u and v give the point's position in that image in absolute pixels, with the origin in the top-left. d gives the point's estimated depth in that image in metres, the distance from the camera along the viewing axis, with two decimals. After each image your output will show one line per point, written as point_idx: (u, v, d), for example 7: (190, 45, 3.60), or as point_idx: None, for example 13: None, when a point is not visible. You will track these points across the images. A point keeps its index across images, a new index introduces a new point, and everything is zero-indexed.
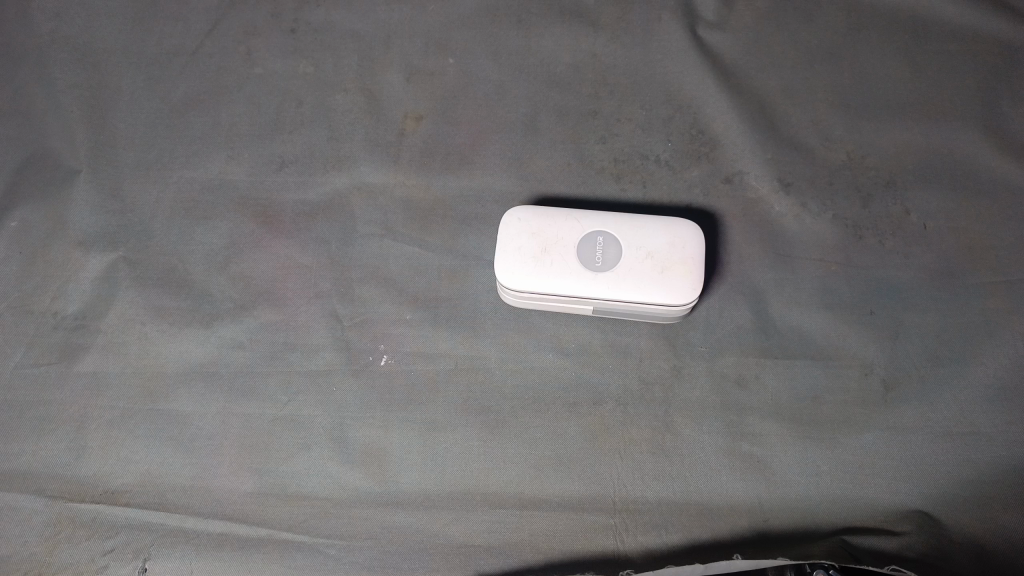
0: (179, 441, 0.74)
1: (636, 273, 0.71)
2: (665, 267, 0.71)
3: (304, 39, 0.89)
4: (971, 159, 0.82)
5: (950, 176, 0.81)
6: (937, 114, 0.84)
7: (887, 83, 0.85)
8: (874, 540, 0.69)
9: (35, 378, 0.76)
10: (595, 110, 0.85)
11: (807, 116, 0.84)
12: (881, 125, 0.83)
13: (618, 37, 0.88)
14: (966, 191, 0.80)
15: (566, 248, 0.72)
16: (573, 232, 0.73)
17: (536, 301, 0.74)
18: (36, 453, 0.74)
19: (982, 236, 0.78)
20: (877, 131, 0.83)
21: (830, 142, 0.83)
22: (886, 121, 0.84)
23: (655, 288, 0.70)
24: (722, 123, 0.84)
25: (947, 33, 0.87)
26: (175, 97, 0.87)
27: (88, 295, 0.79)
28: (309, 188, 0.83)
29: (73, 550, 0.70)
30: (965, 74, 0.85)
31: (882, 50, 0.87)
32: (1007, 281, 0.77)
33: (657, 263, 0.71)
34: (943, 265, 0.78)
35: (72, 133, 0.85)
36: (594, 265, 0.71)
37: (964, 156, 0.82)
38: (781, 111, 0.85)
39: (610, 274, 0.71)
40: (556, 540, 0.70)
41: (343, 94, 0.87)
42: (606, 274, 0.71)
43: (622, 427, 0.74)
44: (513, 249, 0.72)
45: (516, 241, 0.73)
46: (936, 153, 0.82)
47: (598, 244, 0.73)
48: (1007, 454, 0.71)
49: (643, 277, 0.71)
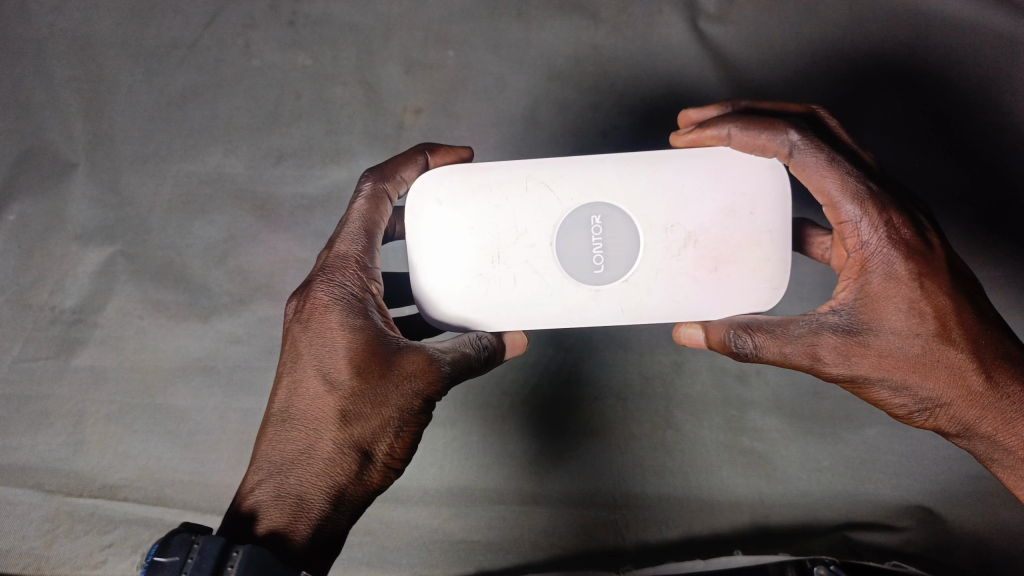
0: (177, 435, 0.77)
1: (670, 261, 0.56)
2: (728, 265, 0.56)
3: (303, 32, 0.84)
4: (985, 153, 0.80)
5: (964, 175, 0.79)
6: (954, 107, 0.81)
7: (913, 65, 0.82)
8: (874, 536, 0.70)
9: (34, 372, 0.78)
10: (594, 103, 0.83)
11: (834, 92, 0.82)
12: (904, 110, 0.81)
13: (617, 29, 0.84)
14: (978, 191, 0.79)
15: (527, 251, 0.57)
16: (553, 202, 0.56)
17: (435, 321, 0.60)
18: (36, 447, 0.76)
19: (985, 241, 0.78)
20: (907, 115, 0.81)
21: (856, 121, 0.81)
22: (888, 115, 0.81)
23: (706, 293, 0.56)
24: None
25: (948, 26, 0.82)
26: (174, 89, 0.83)
27: (88, 289, 0.80)
28: (308, 181, 0.82)
29: (72, 545, 0.73)
30: (969, 65, 0.81)
31: (883, 41, 0.83)
32: (1013, 279, 0.77)
33: (706, 253, 0.56)
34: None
35: (70, 125, 0.82)
36: (586, 268, 0.56)
37: (971, 154, 0.80)
38: (806, 84, 0.82)
39: (627, 295, 0.56)
40: (556, 535, 0.72)
41: (342, 85, 0.83)
42: (623, 305, 0.56)
43: (623, 422, 0.74)
44: (425, 215, 0.57)
45: (435, 195, 0.57)
46: (959, 147, 0.80)
47: (586, 250, 0.56)
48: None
49: (691, 276, 0.56)
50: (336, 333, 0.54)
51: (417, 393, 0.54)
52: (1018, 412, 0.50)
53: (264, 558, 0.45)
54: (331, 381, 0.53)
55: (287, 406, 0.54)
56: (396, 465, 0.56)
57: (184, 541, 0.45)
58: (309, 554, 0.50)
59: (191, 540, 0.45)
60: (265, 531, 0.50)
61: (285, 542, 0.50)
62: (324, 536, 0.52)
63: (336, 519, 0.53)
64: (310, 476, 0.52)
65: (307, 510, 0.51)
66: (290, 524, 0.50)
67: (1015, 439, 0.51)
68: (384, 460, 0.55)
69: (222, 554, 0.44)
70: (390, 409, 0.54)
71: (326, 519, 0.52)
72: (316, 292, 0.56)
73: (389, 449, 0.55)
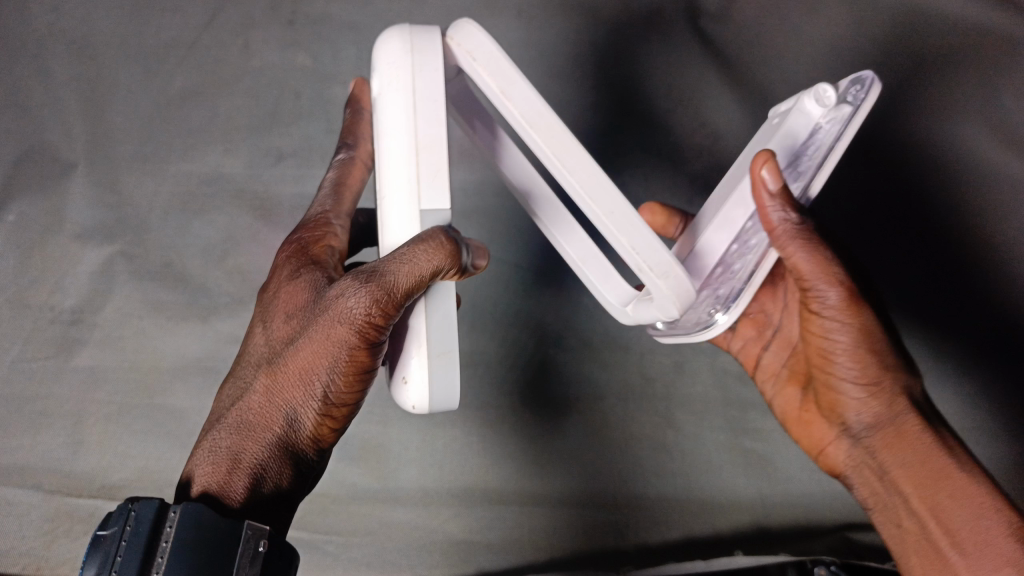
0: (177, 435, 0.77)
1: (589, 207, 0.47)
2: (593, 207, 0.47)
3: (303, 32, 0.83)
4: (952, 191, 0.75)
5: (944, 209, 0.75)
6: (931, 141, 0.76)
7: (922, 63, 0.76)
8: (874, 536, 0.71)
9: (33, 372, 0.78)
10: (594, 104, 0.81)
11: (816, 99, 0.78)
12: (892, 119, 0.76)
13: (615, 31, 0.81)
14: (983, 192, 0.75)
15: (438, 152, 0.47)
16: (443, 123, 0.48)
17: (825, 88, 0.53)
18: (33, 448, 0.76)
19: (959, 287, 0.75)
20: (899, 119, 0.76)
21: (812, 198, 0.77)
22: (882, 117, 0.76)
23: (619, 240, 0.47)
24: (708, 116, 0.81)
25: (947, 22, 0.76)
26: (173, 88, 0.82)
27: (87, 289, 0.80)
28: (308, 181, 0.82)
29: (72, 545, 0.74)
30: (964, 65, 0.76)
31: (877, 46, 0.77)
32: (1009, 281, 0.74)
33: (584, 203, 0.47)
34: (948, 265, 0.75)
35: (70, 125, 0.82)
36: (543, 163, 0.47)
37: (962, 166, 0.75)
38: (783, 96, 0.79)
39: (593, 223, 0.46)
40: (556, 536, 0.71)
41: (342, 85, 0.82)
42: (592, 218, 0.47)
43: (623, 423, 0.75)
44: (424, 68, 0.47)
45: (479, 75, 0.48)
46: (950, 150, 0.75)
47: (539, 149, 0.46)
48: (991, 450, 0.74)
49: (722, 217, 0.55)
50: (298, 283, 0.52)
51: (352, 317, 0.47)
52: (896, 407, 0.57)
53: (199, 516, 0.42)
54: (273, 335, 0.52)
55: (243, 369, 0.53)
56: (332, 424, 0.52)
57: (123, 510, 0.42)
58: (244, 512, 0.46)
59: (128, 507, 0.42)
60: (199, 492, 0.47)
61: (220, 496, 0.46)
62: (261, 495, 0.48)
63: (276, 472, 0.49)
64: (250, 430, 0.49)
65: (244, 462, 0.48)
66: (223, 483, 0.47)
67: (964, 509, 0.51)
68: (325, 402, 0.50)
69: (158, 518, 0.42)
70: (320, 353, 0.48)
71: (268, 473, 0.49)
72: (296, 240, 0.56)
73: (333, 389, 0.49)
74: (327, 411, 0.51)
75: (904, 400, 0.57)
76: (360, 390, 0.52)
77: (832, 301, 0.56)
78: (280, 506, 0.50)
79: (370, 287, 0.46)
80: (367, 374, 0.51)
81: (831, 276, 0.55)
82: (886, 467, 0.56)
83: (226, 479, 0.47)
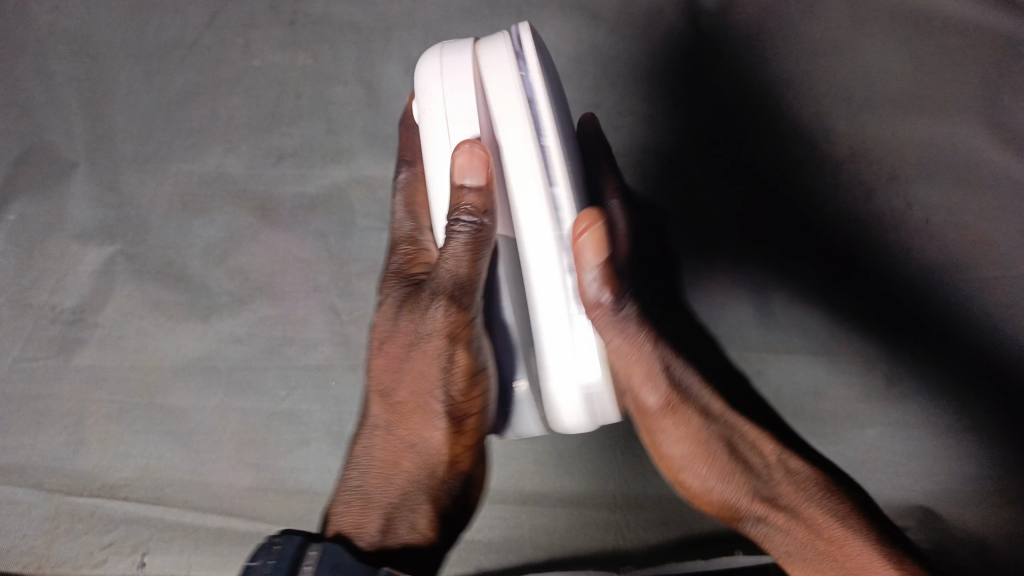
0: (177, 435, 0.77)
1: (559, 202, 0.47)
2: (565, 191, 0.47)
3: (303, 31, 0.83)
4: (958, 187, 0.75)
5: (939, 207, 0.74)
6: (930, 141, 0.76)
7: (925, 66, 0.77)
8: None
9: (34, 371, 0.78)
10: (596, 104, 0.80)
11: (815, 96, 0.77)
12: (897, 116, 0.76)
13: (615, 31, 0.81)
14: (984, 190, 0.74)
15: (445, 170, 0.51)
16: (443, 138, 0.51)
17: None
18: (34, 447, 0.76)
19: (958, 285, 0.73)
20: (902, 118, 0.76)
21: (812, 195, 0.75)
22: (885, 112, 0.76)
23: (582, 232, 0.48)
24: (709, 108, 0.78)
25: (950, 27, 0.77)
26: (174, 88, 0.82)
27: (88, 288, 0.80)
28: (308, 181, 0.81)
29: (72, 544, 0.74)
30: (964, 67, 0.76)
31: (884, 44, 0.77)
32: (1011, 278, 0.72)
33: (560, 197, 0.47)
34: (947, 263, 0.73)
35: (71, 125, 0.82)
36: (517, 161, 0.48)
37: (963, 164, 0.75)
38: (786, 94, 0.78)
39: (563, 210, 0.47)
40: (556, 536, 0.72)
41: (342, 85, 0.82)
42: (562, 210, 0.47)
43: (623, 423, 0.75)
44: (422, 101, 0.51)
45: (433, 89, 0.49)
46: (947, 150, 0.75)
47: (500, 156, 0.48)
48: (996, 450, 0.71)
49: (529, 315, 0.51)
50: (381, 319, 0.57)
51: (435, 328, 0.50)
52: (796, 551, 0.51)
53: (339, 555, 0.41)
54: (370, 384, 0.56)
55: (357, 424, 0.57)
56: (454, 440, 0.54)
57: (264, 545, 0.42)
58: (379, 553, 0.46)
59: (270, 542, 0.42)
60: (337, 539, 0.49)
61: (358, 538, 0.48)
62: (402, 531, 0.50)
63: (416, 508, 0.52)
64: (380, 470, 0.53)
65: (376, 501, 0.51)
66: (361, 526, 0.49)
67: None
68: (449, 419, 0.53)
69: (298, 554, 0.41)
70: (419, 376, 0.53)
71: (403, 507, 0.51)
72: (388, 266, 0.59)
73: (459, 404, 0.53)
74: (452, 431, 0.54)
75: (762, 497, 0.52)
76: (476, 393, 0.54)
77: (653, 403, 0.51)
78: (422, 546, 0.50)
79: (443, 295, 0.50)
80: (475, 378, 0.53)
81: (643, 364, 0.50)
82: (773, 550, 0.54)
83: (362, 523, 0.49)
